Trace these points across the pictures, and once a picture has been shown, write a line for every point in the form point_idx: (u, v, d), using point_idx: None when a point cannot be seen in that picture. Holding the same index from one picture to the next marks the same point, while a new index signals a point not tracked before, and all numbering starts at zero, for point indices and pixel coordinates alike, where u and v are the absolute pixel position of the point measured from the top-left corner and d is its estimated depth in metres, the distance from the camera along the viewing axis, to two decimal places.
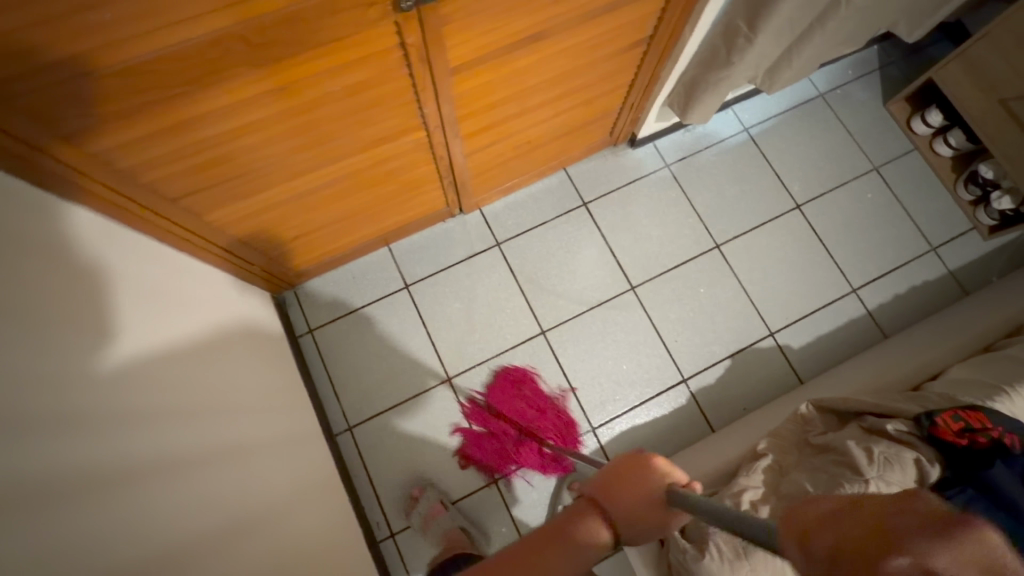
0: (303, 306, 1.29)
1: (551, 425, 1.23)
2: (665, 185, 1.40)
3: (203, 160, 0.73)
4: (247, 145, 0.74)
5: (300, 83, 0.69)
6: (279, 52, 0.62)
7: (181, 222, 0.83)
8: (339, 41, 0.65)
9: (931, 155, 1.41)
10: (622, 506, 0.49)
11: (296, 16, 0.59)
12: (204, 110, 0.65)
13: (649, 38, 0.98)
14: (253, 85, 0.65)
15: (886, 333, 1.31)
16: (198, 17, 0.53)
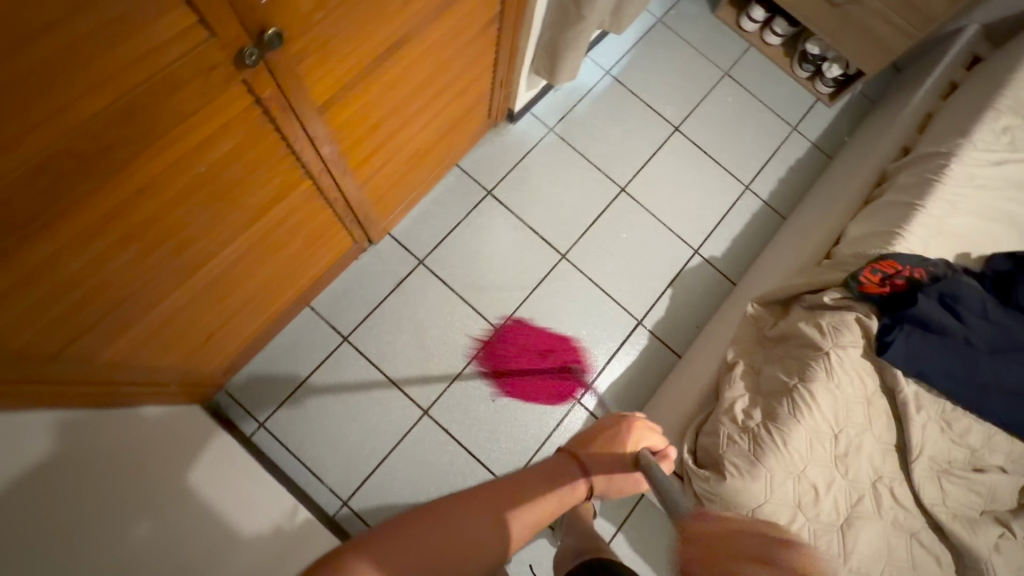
0: (242, 403, 1.18)
1: (550, 350, 1.28)
2: (556, 148, 1.42)
3: (77, 302, 0.61)
4: (122, 263, 0.64)
5: (158, 177, 0.59)
6: (122, 152, 0.53)
7: (69, 375, 0.70)
8: (191, 117, 0.57)
9: (765, 47, 1.54)
10: (597, 455, 0.79)
11: (126, 106, 0.49)
12: (60, 244, 0.54)
13: (501, 13, 0.96)
14: (107, 197, 0.55)
15: (784, 214, 1.45)
16: (12, 146, 0.43)
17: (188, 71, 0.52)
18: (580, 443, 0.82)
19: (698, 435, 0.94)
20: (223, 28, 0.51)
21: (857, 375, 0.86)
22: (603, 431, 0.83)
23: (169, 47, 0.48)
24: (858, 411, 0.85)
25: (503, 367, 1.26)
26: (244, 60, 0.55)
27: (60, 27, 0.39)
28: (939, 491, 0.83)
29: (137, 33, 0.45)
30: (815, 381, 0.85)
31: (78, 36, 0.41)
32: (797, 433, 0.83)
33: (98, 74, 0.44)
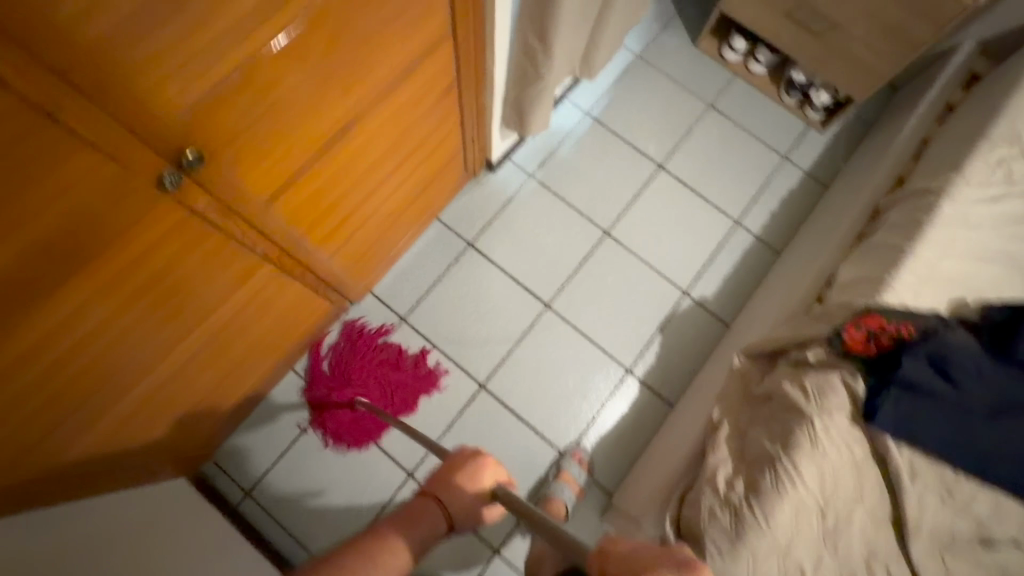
0: (230, 471, 1.19)
1: (342, 380, 1.23)
2: (536, 195, 1.40)
3: (20, 419, 0.62)
4: (66, 376, 0.64)
5: (88, 295, 0.59)
6: (49, 283, 0.53)
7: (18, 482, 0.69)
8: (123, 236, 0.58)
9: (750, 75, 1.50)
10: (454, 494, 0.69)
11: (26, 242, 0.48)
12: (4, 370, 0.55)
13: (458, 79, 0.96)
14: (47, 321, 0.56)
15: (778, 249, 1.39)
16: None
17: (93, 198, 0.51)
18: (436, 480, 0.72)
19: (683, 502, 0.88)
20: (123, 154, 0.50)
21: (844, 443, 0.81)
22: (464, 466, 0.72)
23: (63, 180, 0.47)
24: (847, 482, 0.80)
25: (358, 418, 1.21)
26: (154, 175, 0.55)
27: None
28: (941, 569, 0.77)
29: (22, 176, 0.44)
30: (799, 452, 0.79)
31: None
32: (795, 513, 0.77)
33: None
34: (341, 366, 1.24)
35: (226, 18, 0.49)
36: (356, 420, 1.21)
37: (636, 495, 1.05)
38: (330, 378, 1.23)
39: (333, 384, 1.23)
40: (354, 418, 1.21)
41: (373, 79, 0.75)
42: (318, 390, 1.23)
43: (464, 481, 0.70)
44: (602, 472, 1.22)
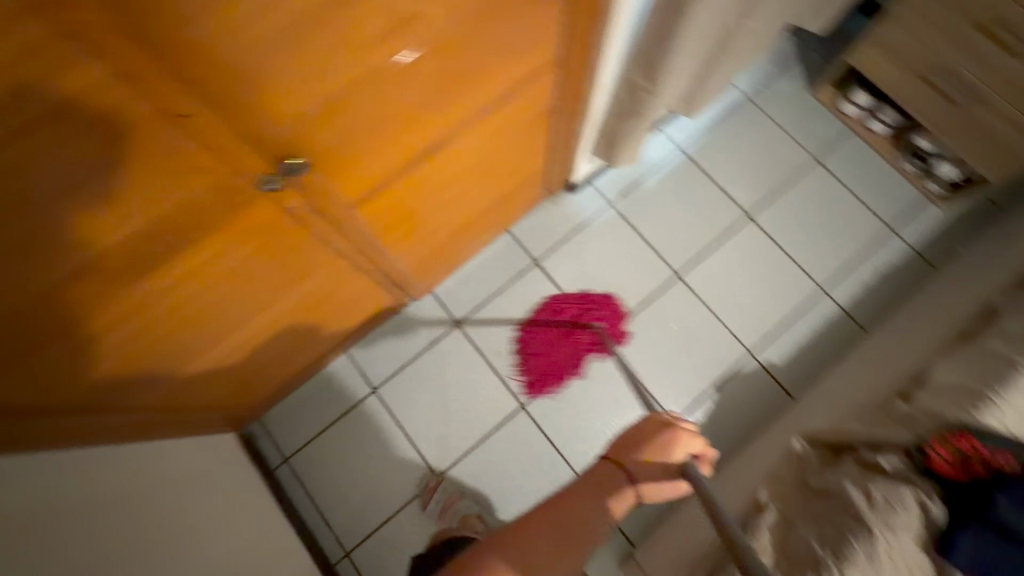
0: (273, 436, 1.24)
1: (561, 321, 1.30)
2: (612, 224, 1.37)
3: (114, 366, 0.69)
4: (154, 335, 0.70)
5: (174, 272, 0.63)
6: (155, 261, 0.59)
7: (96, 428, 0.76)
8: (229, 226, 0.63)
9: (867, 133, 1.39)
10: (635, 462, 0.67)
11: (119, 222, 0.51)
12: (107, 325, 0.62)
13: (555, 109, 0.95)
14: (146, 292, 0.62)
15: (864, 326, 1.28)
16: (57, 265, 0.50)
17: (185, 189, 0.54)
18: (624, 447, 0.70)
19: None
20: (216, 153, 0.53)
21: (906, 568, 0.72)
22: (651, 438, 0.68)
23: (159, 171, 0.50)
24: None
25: (568, 360, 1.28)
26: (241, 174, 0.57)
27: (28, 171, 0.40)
28: None
29: (118, 164, 0.46)
30: (850, 564, 0.72)
31: (51, 174, 0.42)
32: None
33: (82, 203, 0.46)
34: (558, 307, 1.31)
35: (347, 45, 0.51)
36: (600, 343, 1.28)
37: (659, 556, 1.00)
38: (548, 317, 1.30)
39: (560, 325, 1.30)
40: (564, 359, 1.28)
41: (472, 102, 0.76)
42: (543, 340, 1.28)
43: (649, 453, 0.67)
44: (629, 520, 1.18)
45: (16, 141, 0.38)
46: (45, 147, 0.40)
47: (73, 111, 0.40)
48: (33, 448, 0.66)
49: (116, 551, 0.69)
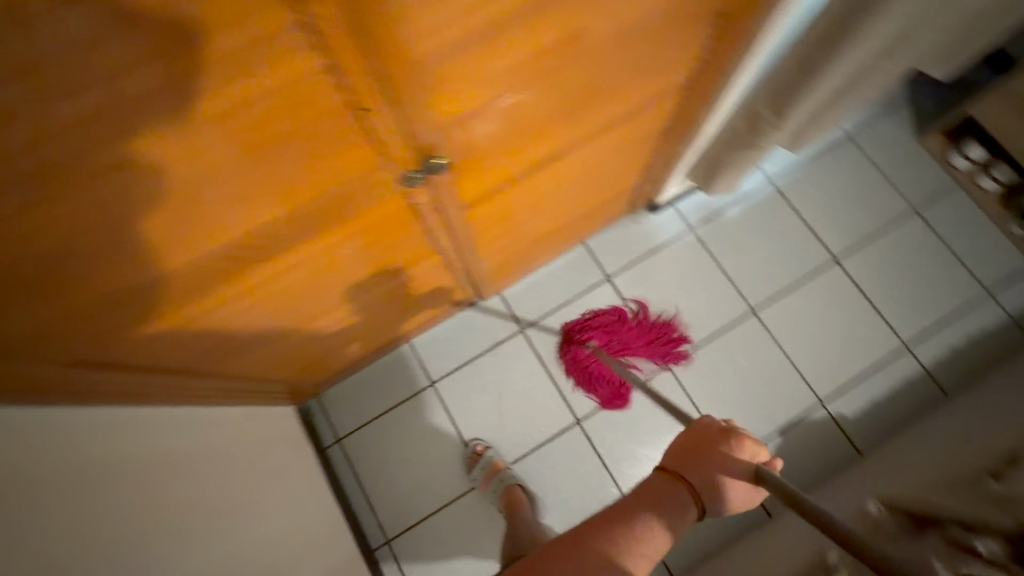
0: (329, 415, 1.26)
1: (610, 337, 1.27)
2: (690, 249, 1.34)
3: (228, 326, 0.72)
4: (266, 303, 0.73)
5: (292, 249, 0.64)
6: (293, 233, 0.61)
7: (192, 387, 0.80)
8: (362, 211, 0.64)
9: (976, 189, 1.31)
10: (700, 473, 0.54)
11: (275, 196, 0.54)
12: (235, 289, 0.65)
13: (667, 133, 0.92)
14: (275, 263, 0.65)
15: (947, 391, 1.21)
16: (216, 222, 0.52)
17: (328, 175, 0.54)
18: (678, 453, 0.56)
19: None
20: (366, 145, 0.53)
21: None
22: (713, 445, 0.56)
23: (313, 154, 0.51)
24: None
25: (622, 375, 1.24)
26: (381, 166, 0.57)
27: (207, 130, 0.42)
28: None
29: (291, 144, 0.48)
30: None
31: (225, 138, 0.44)
32: None
33: (237, 170, 0.48)
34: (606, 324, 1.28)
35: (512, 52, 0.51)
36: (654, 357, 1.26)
37: None
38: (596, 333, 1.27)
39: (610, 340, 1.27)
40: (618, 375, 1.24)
41: (599, 117, 0.74)
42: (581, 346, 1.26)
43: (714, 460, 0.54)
44: (673, 553, 1.16)
45: (207, 100, 0.40)
46: (227, 113, 0.42)
47: (266, 86, 0.41)
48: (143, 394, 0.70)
49: (190, 513, 0.71)
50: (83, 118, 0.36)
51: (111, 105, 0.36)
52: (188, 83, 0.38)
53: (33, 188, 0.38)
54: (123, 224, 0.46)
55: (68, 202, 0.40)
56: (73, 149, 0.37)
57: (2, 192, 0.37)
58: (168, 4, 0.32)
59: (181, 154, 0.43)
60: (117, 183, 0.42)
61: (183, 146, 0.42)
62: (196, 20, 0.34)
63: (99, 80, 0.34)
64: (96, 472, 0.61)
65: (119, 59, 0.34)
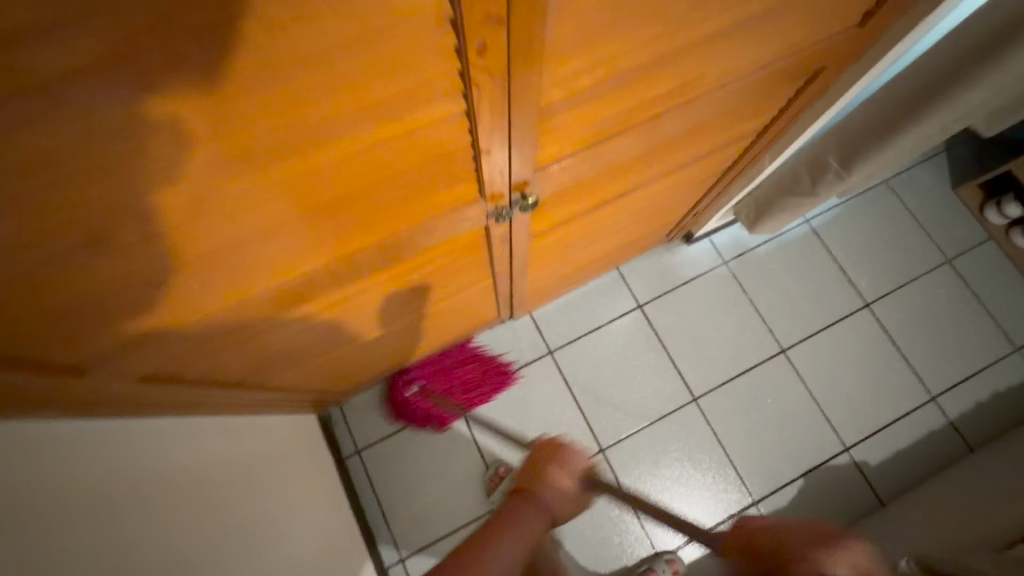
0: (350, 424, 1.24)
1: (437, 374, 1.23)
2: (723, 283, 1.33)
3: (282, 341, 0.71)
4: (324, 320, 0.71)
5: (365, 273, 0.62)
6: (372, 260, 0.59)
7: (238, 400, 0.78)
8: (438, 241, 0.63)
9: (1009, 246, 1.32)
10: None
11: (366, 226, 0.52)
12: (299, 307, 0.63)
13: (725, 172, 0.92)
14: (343, 285, 0.63)
15: (972, 446, 1.22)
16: (306, 246, 0.51)
17: (424, 210, 0.54)
18: None
19: None
20: (465, 183, 0.53)
21: None
22: None
23: (416, 192, 0.50)
24: None
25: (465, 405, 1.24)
26: (473, 203, 0.56)
27: (337, 169, 0.42)
28: None
29: (396, 178, 0.47)
30: None
31: (348, 176, 0.44)
32: None
33: (347, 204, 0.48)
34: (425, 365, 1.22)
35: (621, 103, 0.50)
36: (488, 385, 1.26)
37: None
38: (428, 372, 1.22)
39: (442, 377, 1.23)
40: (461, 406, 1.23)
41: (673, 158, 0.73)
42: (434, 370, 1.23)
43: None
44: None
45: (349, 143, 0.40)
46: (360, 154, 0.42)
47: (394, 128, 0.41)
48: (199, 407, 0.69)
49: (246, 528, 0.69)
50: (239, 152, 0.36)
51: (256, 141, 0.36)
52: (338, 126, 0.38)
53: (170, 212, 0.38)
54: (230, 248, 0.45)
55: (190, 227, 0.40)
56: (212, 177, 0.37)
57: (138, 218, 0.37)
58: (326, 53, 0.32)
59: (306, 188, 0.43)
60: (234, 208, 0.41)
61: (310, 182, 0.43)
62: (351, 67, 0.33)
63: (255, 118, 0.34)
64: (166, 481, 0.59)
65: (279, 99, 0.33)
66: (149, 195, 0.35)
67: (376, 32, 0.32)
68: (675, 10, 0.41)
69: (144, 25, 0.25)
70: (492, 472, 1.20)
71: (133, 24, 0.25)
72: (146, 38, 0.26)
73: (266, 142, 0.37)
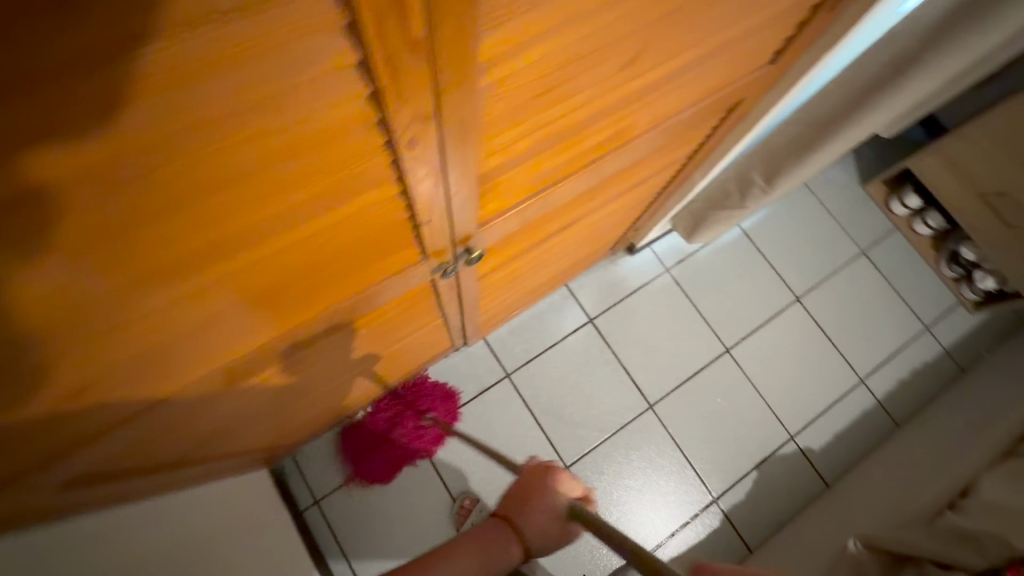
0: (305, 474, 1.18)
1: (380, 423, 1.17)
2: (667, 291, 1.38)
3: (224, 415, 0.66)
4: (266, 386, 0.67)
5: (311, 338, 0.60)
6: (318, 326, 0.56)
7: (175, 479, 0.72)
8: (390, 297, 0.61)
9: (912, 234, 1.45)
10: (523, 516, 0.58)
11: (314, 298, 0.50)
12: (242, 379, 0.59)
13: (661, 192, 0.95)
14: (289, 351, 0.59)
15: (899, 421, 1.33)
16: (251, 327, 0.48)
17: (369, 276, 0.52)
18: (513, 500, 0.60)
19: None
20: (410, 247, 0.52)
21: None
22: (534, 487, 0.59)
23: (359, 263, 0.49)
24: None
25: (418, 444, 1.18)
26: (420, 263, 0.55)
27: (273, 259, 0.40)
28: None
29: (345, 254, 0.46)
30: None
31: (286, 263, 0.42)
32: None
33: (287, 286, 0.45)
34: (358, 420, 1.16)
35: (560, 158, 0.51)
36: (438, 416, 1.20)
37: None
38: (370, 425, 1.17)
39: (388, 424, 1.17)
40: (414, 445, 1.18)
41: (611, 190, 0.75)
42: (377, 433, 1.16)
43: (531, 501, 0.58)
44: None
45: (284, 235, 0.38)
46: (296, 243, 0.40)
47: (342, 210, 0.40)
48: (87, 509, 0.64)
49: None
50: (165, 267, 0.34)
51: (198, 247, 0.34)
52: (276, 221, 0.36)
53: (88, 334, 0.35)
54: (171, 345, 0.42)
55: (122, 334, 0.37)
56: (151, 287, 0.35)
57: (58, 339, 0.33)
58: (269, 159, 0.30)
59: (248, 280, 0.41)
60: (176, 309, 0.38)
61: (245, 276, 0.40)
62: (296, 167, 0.32)
63: (194, 226, 0.32)
64: None
65: (222, 204, 0.32)
66: (66, 323, 0.32)
67: (320, 132, 0.31)
68: (608, 76, 0.41)
69: (63, 171, 0.23)
70: (461, 498, 1.19)
71: (50, 171, 0.23)
72: (63, 180, 0.24)
73: (211, 245, 0.35)
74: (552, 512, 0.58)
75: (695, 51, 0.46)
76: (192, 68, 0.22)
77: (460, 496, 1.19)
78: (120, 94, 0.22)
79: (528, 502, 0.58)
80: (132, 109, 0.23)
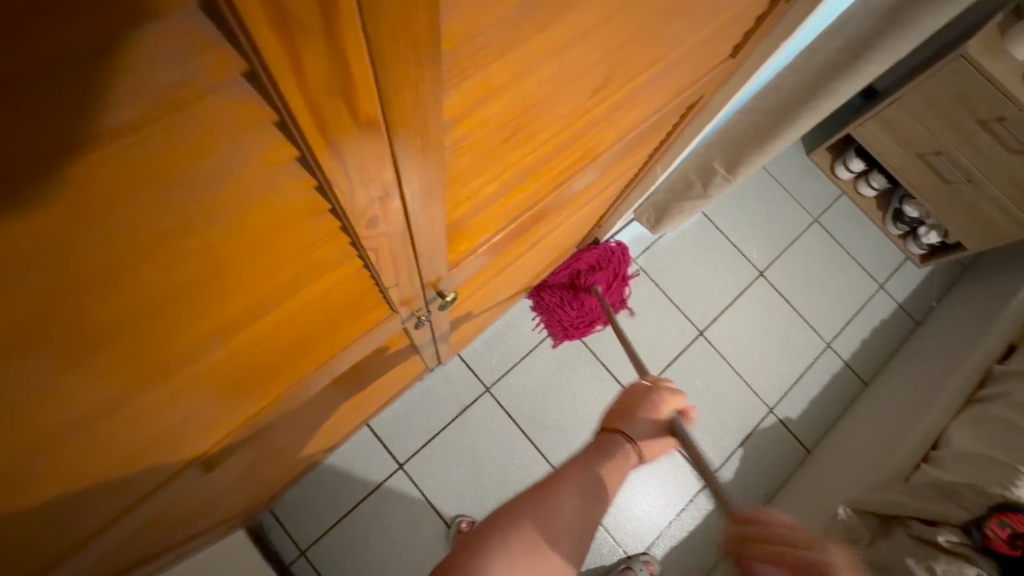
0: (288, 526, 1.10)
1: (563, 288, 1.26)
2: (636, 281, 1.37)
3: (190, 506, 0.59)
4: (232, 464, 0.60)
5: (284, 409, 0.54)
6: (289, 399, 0.51)
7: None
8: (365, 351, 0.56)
9: (857, 196, 1.49)
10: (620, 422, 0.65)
11: (286, 375, 0.45)
12: (212, 468, 0.53)
13: (624, 189, 0.92)
14: (260, 428, 0.54)
15: (866, 379, 1.38)
16: (219, 419, 0.43)
17: (342, 341, 0.48)
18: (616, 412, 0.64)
19: None
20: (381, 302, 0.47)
21: None
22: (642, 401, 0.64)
23: (329, 334, 0.44)
24: None
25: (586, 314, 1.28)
26: (391, 316, 0.51)
27: (237, 353, 0.35)
28: None
29: (316, 326, 0.41)
30: None
31: (253, 352, 0.37)
32: None
33: (256, 373, 0.40)
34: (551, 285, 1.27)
35: (529, 187, 0.47)
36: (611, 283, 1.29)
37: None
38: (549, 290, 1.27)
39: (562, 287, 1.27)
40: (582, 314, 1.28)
41: (578, 200, 0.71)
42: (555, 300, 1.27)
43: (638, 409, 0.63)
44: None
45: (242, 334, 0.34)
46: (261, 332, 0.35)
47: (310, 286, 0.35)
48: None
49: None
50: (104, 402, 0.29)
51: (148, 361, 0.29)
52: (235, 315, 0.31)
53: (22, 494, 0.30)
54: (126, 460, 0.36)
55: (67, 469, 0.31)
56: (95, 414, 0.29)
57: None
58: (222, 256, 0.26)
59: (209, 378, 0.36)
60: (127, 425, 0.33)
61: (206, 377, 0.35)
62: (255, 257, 0.28)
63: (139, 342, 0.27)
64: None
65: (170, 314, 0.27)
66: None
67: (277, 215, 0.26)
68: (577, 103, 0.37)
69: None
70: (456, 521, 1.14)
71: None
72: None
73: (165, 356, 0.30)
74: (654, 425, 0.62)
75: (661, 62, 0.43)
76: (87, 203, 0.18)
77: (455, 519, 1.15)
78: (24, 230, 0.17)
79: (632, 414, 0.63)
80: (40, 242, 0.18)
